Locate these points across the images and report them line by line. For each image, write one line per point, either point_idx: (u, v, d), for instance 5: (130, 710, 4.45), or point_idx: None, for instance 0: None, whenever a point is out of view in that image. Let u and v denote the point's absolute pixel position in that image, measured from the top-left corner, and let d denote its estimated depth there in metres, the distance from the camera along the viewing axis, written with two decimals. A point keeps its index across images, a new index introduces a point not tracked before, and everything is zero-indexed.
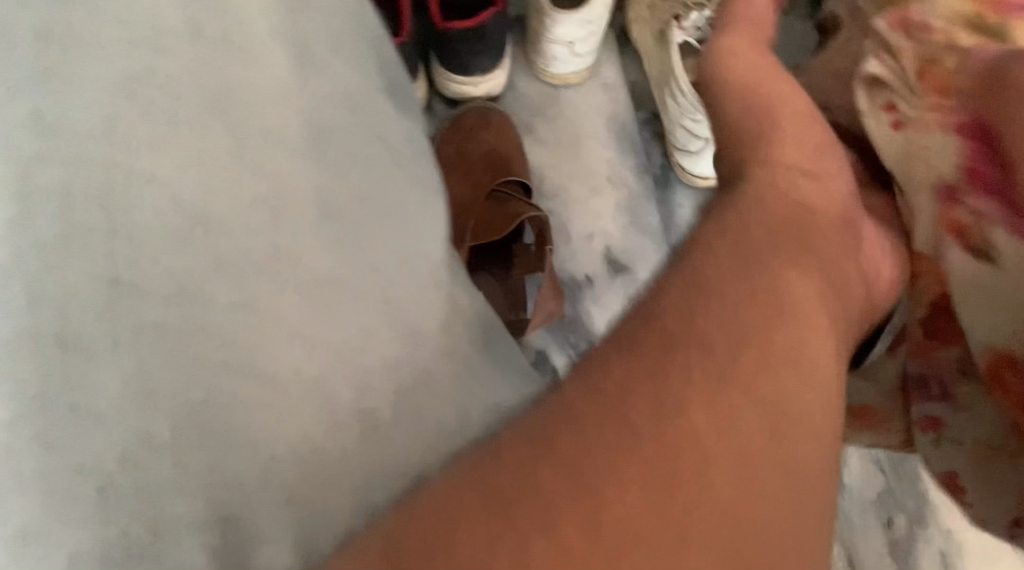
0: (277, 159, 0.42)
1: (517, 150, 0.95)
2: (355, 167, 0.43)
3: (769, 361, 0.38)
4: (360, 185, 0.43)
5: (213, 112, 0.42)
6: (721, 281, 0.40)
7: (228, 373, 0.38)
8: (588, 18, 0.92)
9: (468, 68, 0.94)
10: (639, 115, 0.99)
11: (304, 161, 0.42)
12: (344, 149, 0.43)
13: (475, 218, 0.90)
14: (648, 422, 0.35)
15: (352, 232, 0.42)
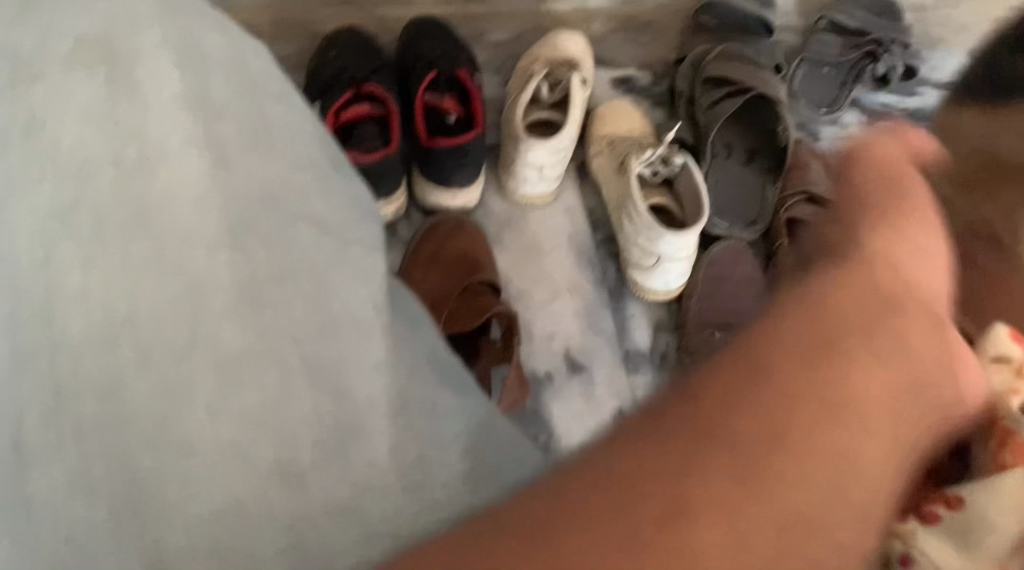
0: (185, 251, 0.45)
1: (487, 254, 1.03)
2: (250, 244, 0.47)
3: (839, 412, 0.33)
4: (268, 273, 0.47)
5: (141, 222, 0.45)
6: (838, 302, 0.36)
7: (150, 433, 0.41)
8: (558, 146, 1.05)
9: (448, 181, 1.05)
10: (597, 235, 1.10)
11: (206, 252, 0.46)
12: (242, 227, 0.48)
13: (449, 310, 0.96)
14: (649, 516, 0.31)
15: (265, 313, 0.45)
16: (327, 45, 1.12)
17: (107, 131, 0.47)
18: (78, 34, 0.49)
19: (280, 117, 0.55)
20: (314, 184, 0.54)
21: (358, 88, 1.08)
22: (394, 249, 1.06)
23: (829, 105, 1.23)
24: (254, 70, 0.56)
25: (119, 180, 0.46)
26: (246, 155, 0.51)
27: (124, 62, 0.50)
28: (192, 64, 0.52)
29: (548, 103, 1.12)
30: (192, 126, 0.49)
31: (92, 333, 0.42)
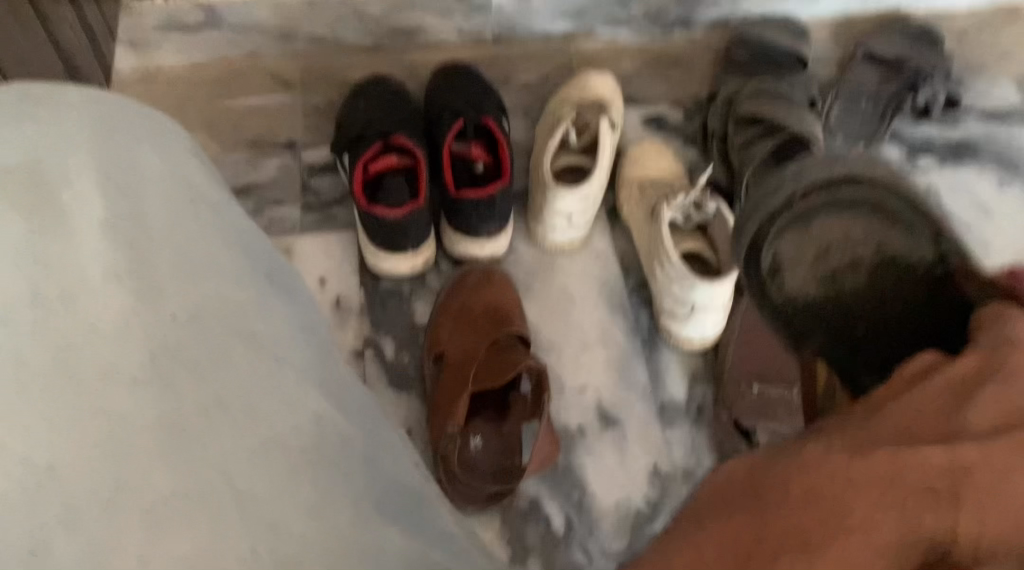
0: (116, 395, 0.46)
1: (516, 306, 1.02)
2: (178, 375, 0.48)
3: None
4: (194, 397, 0.47)
5: (60, 367, 0.46)
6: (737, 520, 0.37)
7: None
8: (587, 195, 1.04)
9: (476, 232, 1.05)
10: (629, 281, 1.09)
11: (140, 390, 0.46)
12: (167, 360, 0.48)
13: (475, 368, 0.95)
14: None
15: (192, 441, 0.45)
16: (356, 98, 1.15)
17: (21, 276, 0.48)
18: (8, 169, 0.50)
19: (212, 237, 0.55)
20: (253, 300, 0.54)
21: (386, 139, 1.07)
22: (424, 301, 1.07)
23: (868, 140, 1.19)
24: (187, 184, 0.57)
25: (45, 324, 0.47)
26: (177, 280, 0.51)
27: (55, 197, 0.51)
28: (123, 190, 0.53)
29: (578, 148, 1.11)
30: (121, 257, 0.50)
31: (29, 484, 0.43)
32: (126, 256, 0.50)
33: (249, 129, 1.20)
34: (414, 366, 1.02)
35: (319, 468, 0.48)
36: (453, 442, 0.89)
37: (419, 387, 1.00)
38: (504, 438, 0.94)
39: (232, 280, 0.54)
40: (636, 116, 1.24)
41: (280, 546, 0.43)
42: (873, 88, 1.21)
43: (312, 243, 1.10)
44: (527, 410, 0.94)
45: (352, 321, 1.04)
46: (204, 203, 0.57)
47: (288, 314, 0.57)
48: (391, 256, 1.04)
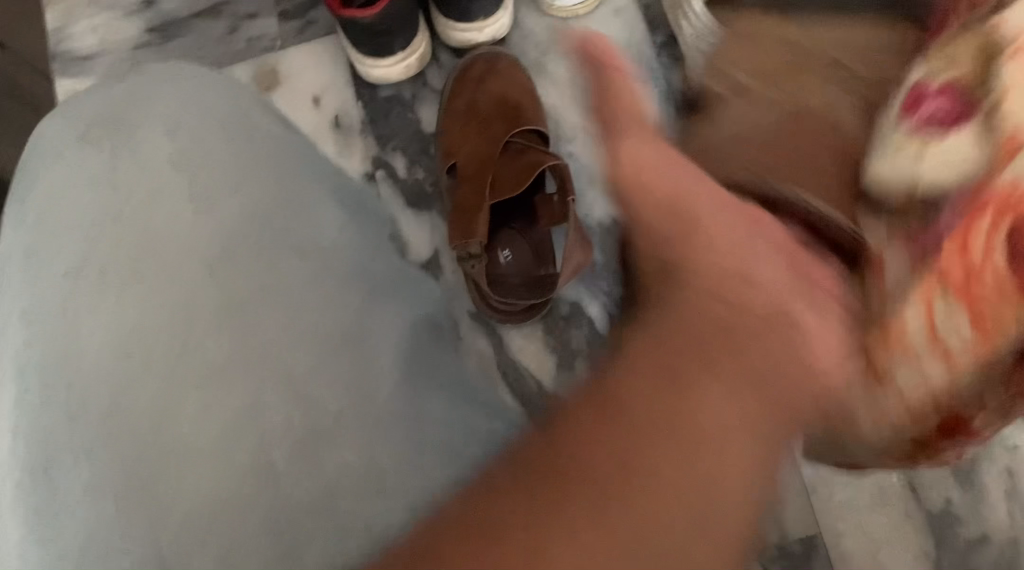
0: (171, 290, 0.46)
1: (528, 97, 0.90)
2: (230, 282, 0.46)
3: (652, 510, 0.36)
4: (249, 289, 0.46)
5: (131, 277, 0.46)
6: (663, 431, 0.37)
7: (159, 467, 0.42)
8: None
9: (469, 13, 0.90)
10: (655, 38, 0.94)
11: (193, 288, 0.46)
12: (219, 271, 0.46)
13: (493, 175, 0.87)
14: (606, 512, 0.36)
15: (243, 334, 0.45)
16: None
17: (93, 192, 0.48)
18: (91, 111, 0.52)
19: (262, 152, 0.51)
20: (304, 206, 0.49)
21: None
22: (429, 104, 0.97)
23: None
24: (259, 123, 0.53)
25: (120, 221, 0.47)
26: (219, 183, 0.49)
27: (126, 127, 0.50)
28: (180, 112, 0.51)
29: None
30: (179, 177, 0.49)
31: (106, 364, 0.44)
32: (179, 169, 0.49)
33: None
34: (430, 180, 0.94)
35: (342, 354, 0.45)
36: (479, 261, 0.83)
37: (439, 202, 0.93)
38: (535, 245, 0.88)
39: (289, 188, 0.50)
40: None
41: (315, 417, 0.43)
42: None
43: (298, 57, 0.99)
44: (554, 213, 0.85)
45: (356, 141, 0.96)
46: (266, 131, 0.53)
47: (339, 209, 0.51)
48: (382, 61, 0.92)
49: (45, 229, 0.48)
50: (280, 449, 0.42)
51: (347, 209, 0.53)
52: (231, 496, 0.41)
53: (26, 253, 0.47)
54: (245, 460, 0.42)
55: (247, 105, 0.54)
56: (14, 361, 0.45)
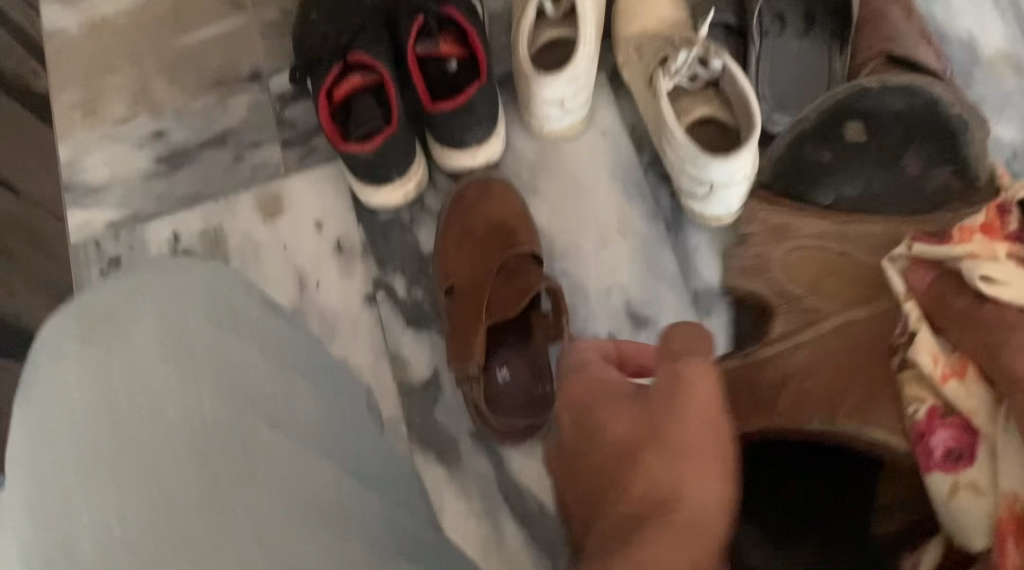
0: (163, 471, 0.48)
1: (521, 220, 0.94)
2: (212, 455, 0.49)
3: None
4: (231, 457, 0.49)
5: (123, 459, 0.48)
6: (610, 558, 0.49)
7: None
8: (576, 77, 0.91)
9: (463, 141, 0.95)
10: (642, 157, 0.98)
11: (183, 467, 0.49)
12: (203, 448, 0.49)
13: (489, 297, 0.90)
14: None
15: (227, 507, 0.47)
16: (304, 12, 1.02)
17: (87, 383, 0.51)
18: (91, 313, 0.55)
19: (247, 347, 0.57)
20: (280, 386, 0.56)
21: (346, 57, 0.96)
22: (426, 226, 1.00)
23: None
24: (238, 311, 0.60)
25: (116, 416, 0.50)
26: (204, 364, 0.53)
27: (121, 327, 0.54)
28: (174, 308, 0.56)
29: (556, 17, 0.95)
30: (169, 363, 0.53)
31: (94, 548, 0.45)
32: (168, 360, 0.52)
33: (209, 66, 1.10)
34: (429, 300, 0.97)
35: (319, 525, 0.49)
36: (477, 383, 0.85)
37: (438, 322, 0.96)
38: (532, 363, 0.90)
39: (269, 376, 0.56)
40: None
41: None
42: None
43: (301, 183, 1.04)
44: (551, 332, 0.88)
45: (357, 264, 0.99)
46: (247, 323, 0.59)
47: (314, 395, 0.59)
48: (381, 188, 0.96)
49: (44, 428, 0.50)
50: None
51: (317, 387, 0.60)
52: None
53: (31, 447, 0.50)
54: None
55: (233, 300, 0.60)
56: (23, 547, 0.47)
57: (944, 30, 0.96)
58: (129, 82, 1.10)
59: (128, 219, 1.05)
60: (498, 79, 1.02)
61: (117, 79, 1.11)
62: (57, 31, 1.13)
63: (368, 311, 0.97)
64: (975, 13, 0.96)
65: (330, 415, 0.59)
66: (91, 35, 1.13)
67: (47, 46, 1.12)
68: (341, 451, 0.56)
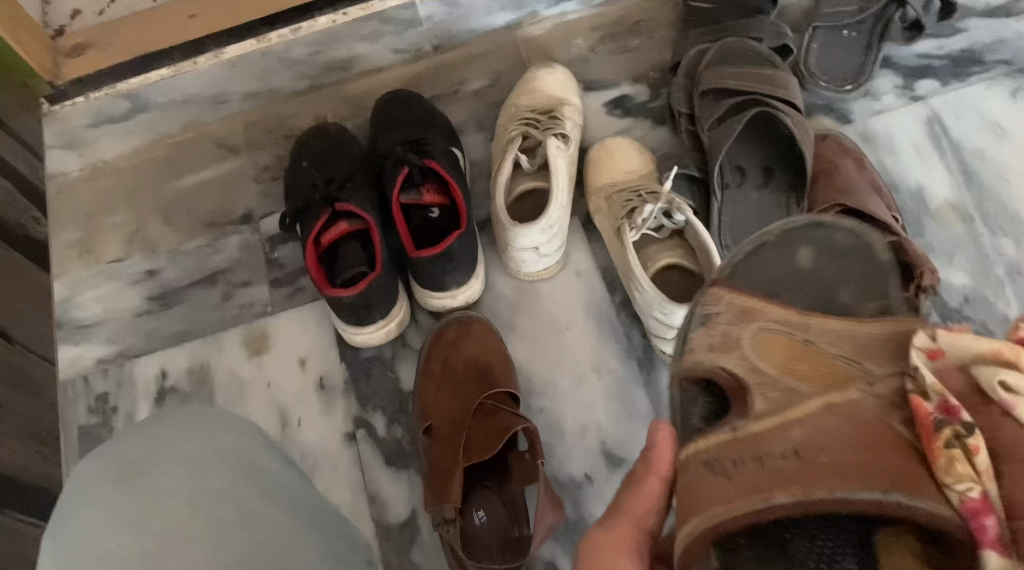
0: None
1: (498, 359, 0.98)
2: None
3: None
4: None
5: None
6: None
7: None
8: (550, 226, 0.96)
9: (443, 284, 0.99)
10: (615, 298, 1.03)
11: None
12: None
13: (467, 437, 0.92)
14: None
15: None
16: (297, 160, 1.09)
17: (113, 537, 0.49)
18: (117, 462, 0.54)
19: (268, 498, 0.55)
20: (303, 539, 0.53)
21: (333, 204, 1.01)
22: (407, 364, 1.04)
23: (854, 79, 1.07)
24: (258, 463, 0.58)
25: (145, 567, 0.47)
26: (228, 514, 0.51)
27: (147, 475, 0.52)
28: (194, 456, 0.54)
29: (532, 169, 1.02)
30: (195, 516, 0.50)
31: None
32: (194, 507, 0.51)
33: (203, 207, 1.16)
34: (408, 438, 0.99)
35: None
36: (454, 525, 0.86)
37: (417, 460, 0.98)
38: (509, 504, 0.91)
39: (293, 529, 0.53)
40: (598, 102, 1.13)
41: None
42: (848, 46, 1.08)
43: (287, 322, 1.07)
44: (527, 472, 0.90)
45: (339, 402, 1.02)
46: (266, 473, 0.58)
47: (336, 550, 0.56)
48: (363, 329, 0.99)
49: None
50: None
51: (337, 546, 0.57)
52: None
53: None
54: None
55: (253, 450, 0.59)
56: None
57: (894, 181, 1.03)
58: (127, 223, 1.16)
59: (117, 355, 1.08)
60: (477, 224, 1.08)
61: (114, 220, 1.16)
62: (60, 173, 1.19)
63: (349, 449, 0.99)
64: (922, 165, 1.03)
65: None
66: (91, 177, 1.19)
67: (49, 189, 1.19)
68: None
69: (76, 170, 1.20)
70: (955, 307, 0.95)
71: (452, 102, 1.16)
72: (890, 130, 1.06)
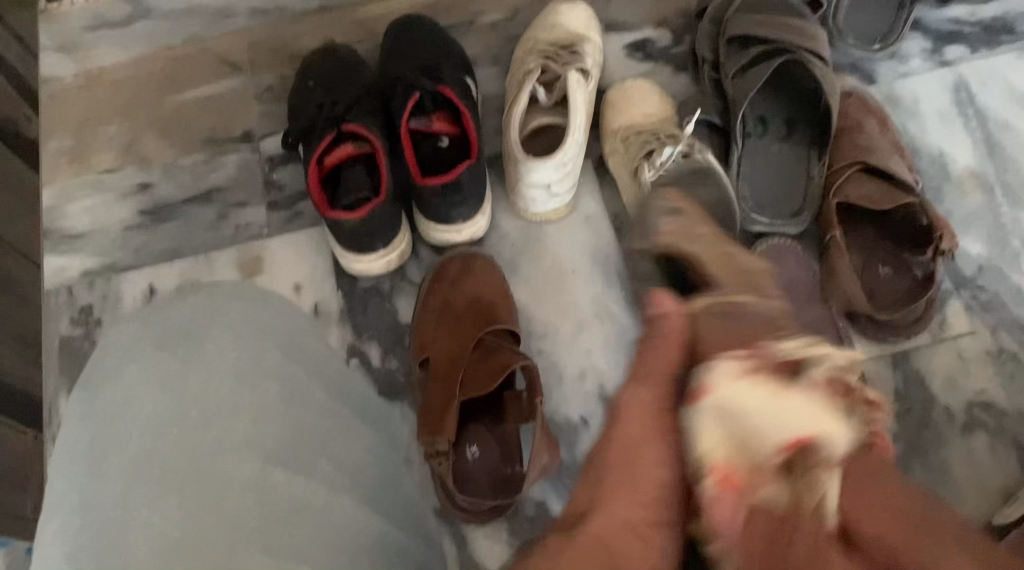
0: (228, 468, 0.51)
1: (501, 298, 0.95)
2: (276, 476, 0.52)
3: None
4: (290, 472, 0.53)
5: (197, 470, 0.51)
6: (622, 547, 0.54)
7: None
8: (564, 163, 0.93)
9: (449, 217, 0.95)
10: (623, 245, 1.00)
11: (255, 468, 0.52)
12: (270, 464, 0.53)
13: (463, 373, 0.89)
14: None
15: (283, 534, 0.50)
16: (303, 79, 1.04)
17: (165, 395, 0.53)
18: (166, 330, 0.58)
19: (303, 381, 0.61)
20: (327, 429, 0.59)
21: (339, 126, 0.97)
22: (406, 297, 1.01)
23: (883, 39, 1.03)
24: (290, 343, 0.64)
25: (189, 421, 0.52)
26: (270, 387, 0.57)
27: (195, 344, 0.57)
28: (242, 335, 0.59)
29: (549, 105, 0.98)
30: (238, 387, 0.55)
31: (158, 549, 0.47)
32: (239, 378, 0.56)
33: (202, 123, 1.11)
34: (403, 371, 0.97)
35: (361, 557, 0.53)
36: (446, 459, 0.84)
37: (411, 394, 0.96)
38: (501, 442, 0.89)
39: (319, 414, 0.60)
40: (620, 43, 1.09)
41: None
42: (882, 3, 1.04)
43: (283, 245, 1.04)
44: (523, 411, 0.87)
45: (333, 331, 0.99)
46: (303, 360, 0.64)
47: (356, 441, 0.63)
48: (362, 258, 0.96)
49: (111, 430, 0.52)
50: None
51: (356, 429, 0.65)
52: None
53: (92, 445, 0.52)
54: None
55: (285, 333, 0.65)
56: (70, 544, 0.48)
57: (916, 146, 1.00)
58: (120, 134, 1.11)
59: (103, 269, 1.05)
60: (487, 159, 1.05)
61: (108, 130, 1.11)
62: (53, 77, 1.14)
63: None
64: (945, 132, 1.01)
65: (363, 460, 0.63)
66: (85, 84, 1.14)
67: (41, 93, 1.13)
68: (373, 485, 0.62)
69: (70, 76, 1.14)
70: (968, 277, 0.93)
71: (469, 34, 1.12)
72: (916, 94, 1.03)
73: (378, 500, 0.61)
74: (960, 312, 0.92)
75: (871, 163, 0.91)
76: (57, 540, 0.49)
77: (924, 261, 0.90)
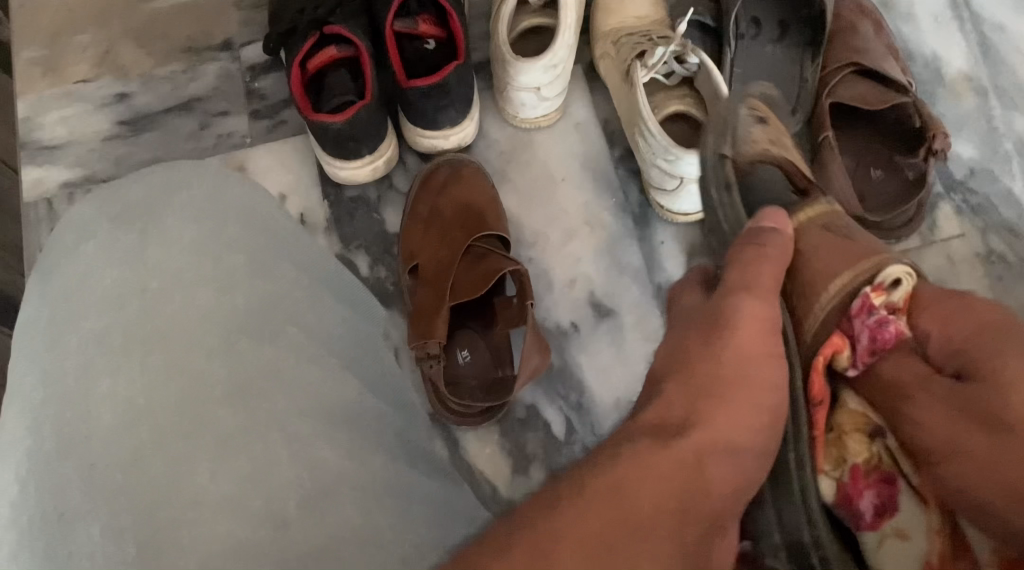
0: (186, 337, 0.49)
1: (490, 204, 0.93)
2: (240, 344, 0.50)
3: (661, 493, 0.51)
4: (255, 338, 0.50)
5: (157, 336, 0.48)
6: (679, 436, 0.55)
7: (165, 513, 0.43)
8: (554, 64, 0.90)
9: (437, 122, 0.93)
10: (614, 151, 0.99)
11: (216, 337, 0.49)
12: (237, 334, 0.50)
13: (453, 278, 0.89)
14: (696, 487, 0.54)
15: (251, 402, 0.48)
16: None
17: (126, 266, 0.51)
18: (123, 208, 0.55)
19: (282, 267, 0.58)
20: (300, 305, 0.56)
21: (321, 29, 0.94)
22: (393, 207, 0.99)
23: None
24: (255, 221, 0.60)
25: (146, 293, 0.50)
26: (235, 258, 0.54)
27: (153, 217, 0.54)
28: (202, 211, 0.56)
29: (538, 6, 0.96)
30: (199, 259, 0.52)
31: (117, 417, 0.46)
32: (194, 251, 0.53)
33: (179, 31, 1.08)
34: (392, 280, 0.96)
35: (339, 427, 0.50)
36: (437, 362, 0.84)
37: (400, 301, 0.95)
38: (491, 347, 0.90)
39: (293, 288, 0.57)
40: None
41: (323, 482, 0.46)
42: None
43: (267, 155, 1.02)
44: (513, 315, 0.87)
45: (320, 239, 0.98)
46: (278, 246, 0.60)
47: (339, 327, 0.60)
48: (349, 164, 0.94)
49: (66, 309, 0.50)
50: (292, 495, 0.45)
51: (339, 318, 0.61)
52: (248, 533, 0.43)
53: (49, 324, 0.50)
54: (285, 479, 0.46)
55: (253, 215, 0.60)
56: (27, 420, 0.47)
57: (910, 50, 0.99)
58: (95, 43, 1.07)
59: (84, 181, 1.02)
60: (475, 66, 1.03)
61: (82, 39, 1.08)
62: None
63: None
64: (940, 35, 0.99)
65: (345, 345, 0.59)
66: None
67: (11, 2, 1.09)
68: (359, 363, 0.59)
69: None
70: (959, 181, 0.93)
71: None
72: None
73: (358, 376, 0.58)
74: (950, 216, 0.92)
75: (864, 63, 0.90)
76: (22, 415, 0.47)
77: (914, 163, 0.89)
